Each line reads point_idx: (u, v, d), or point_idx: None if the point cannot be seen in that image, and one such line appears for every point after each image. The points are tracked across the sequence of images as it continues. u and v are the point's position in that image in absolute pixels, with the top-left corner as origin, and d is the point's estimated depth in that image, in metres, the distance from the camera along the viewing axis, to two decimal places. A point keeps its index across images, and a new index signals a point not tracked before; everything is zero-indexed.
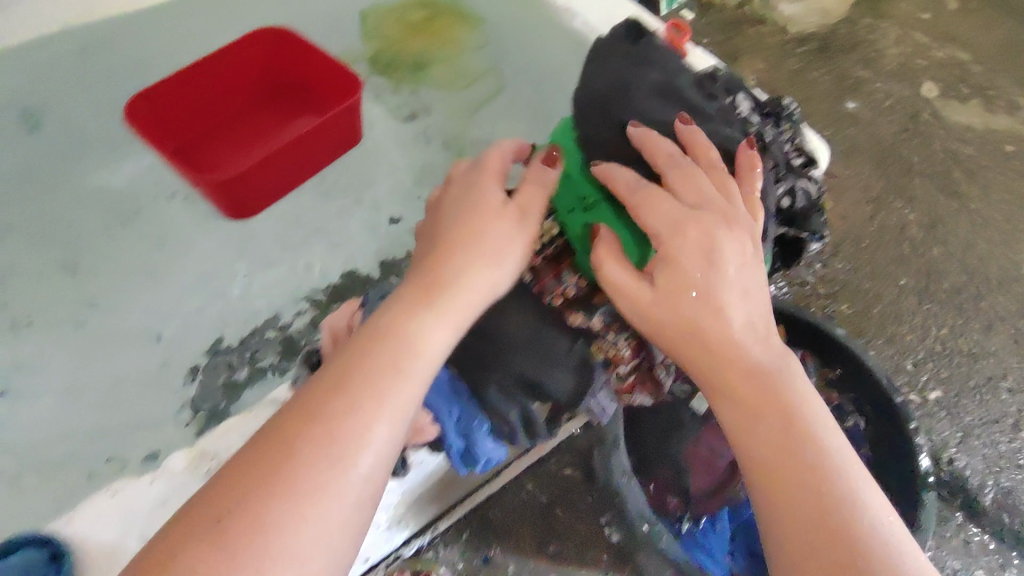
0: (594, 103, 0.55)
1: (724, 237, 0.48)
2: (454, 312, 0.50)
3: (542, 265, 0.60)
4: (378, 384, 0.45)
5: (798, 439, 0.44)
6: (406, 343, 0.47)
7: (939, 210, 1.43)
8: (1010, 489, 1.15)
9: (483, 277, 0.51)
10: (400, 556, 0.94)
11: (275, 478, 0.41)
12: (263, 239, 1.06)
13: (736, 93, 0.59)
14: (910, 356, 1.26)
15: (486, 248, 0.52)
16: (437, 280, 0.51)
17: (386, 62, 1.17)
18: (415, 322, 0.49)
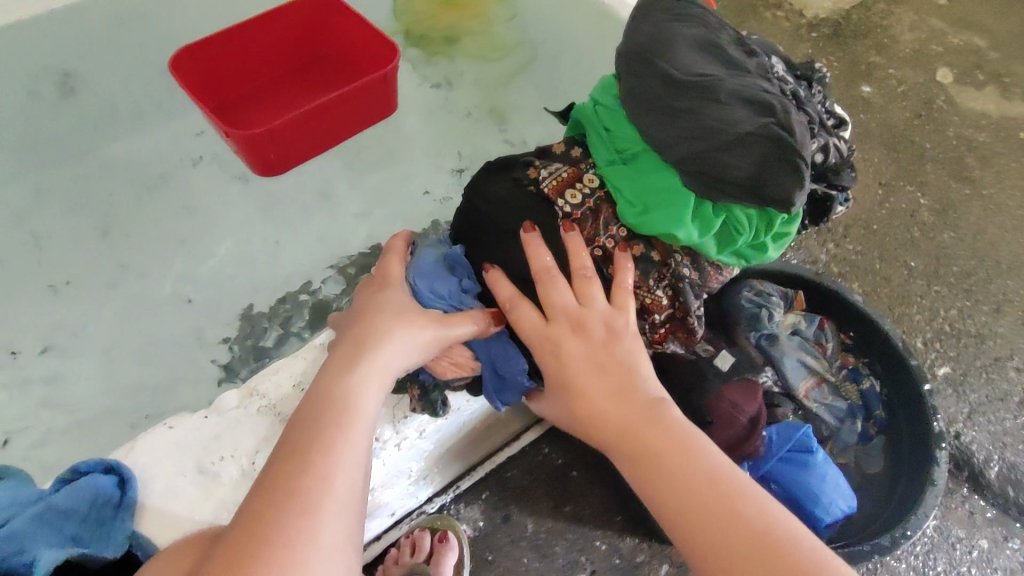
0: (637, 53, 0.57)
1: (569, 338, 0.58)
2: (376, 371, 0.55)
3: (583, 217, 0.60)
4: (325, 440, 0.50)
5: (678, 466, 0.52)
6: (337, 402, 0.52)
7: (951, 194, 1.45)
8: (1015, 463, 1.17)
9: (397, 342, 0.56)
10: (423, 512, 0.98)
11: (258, 532, 0.45)
12: (291, 207, 1.09)
13: (770, 56, 0.62)
14: (918, 335, 1.29)
15: (393, 324, 0.57)
16: (354, 358, 0.55)
17: (417, 38, 1.20)
18: (342, 390, 0.53)
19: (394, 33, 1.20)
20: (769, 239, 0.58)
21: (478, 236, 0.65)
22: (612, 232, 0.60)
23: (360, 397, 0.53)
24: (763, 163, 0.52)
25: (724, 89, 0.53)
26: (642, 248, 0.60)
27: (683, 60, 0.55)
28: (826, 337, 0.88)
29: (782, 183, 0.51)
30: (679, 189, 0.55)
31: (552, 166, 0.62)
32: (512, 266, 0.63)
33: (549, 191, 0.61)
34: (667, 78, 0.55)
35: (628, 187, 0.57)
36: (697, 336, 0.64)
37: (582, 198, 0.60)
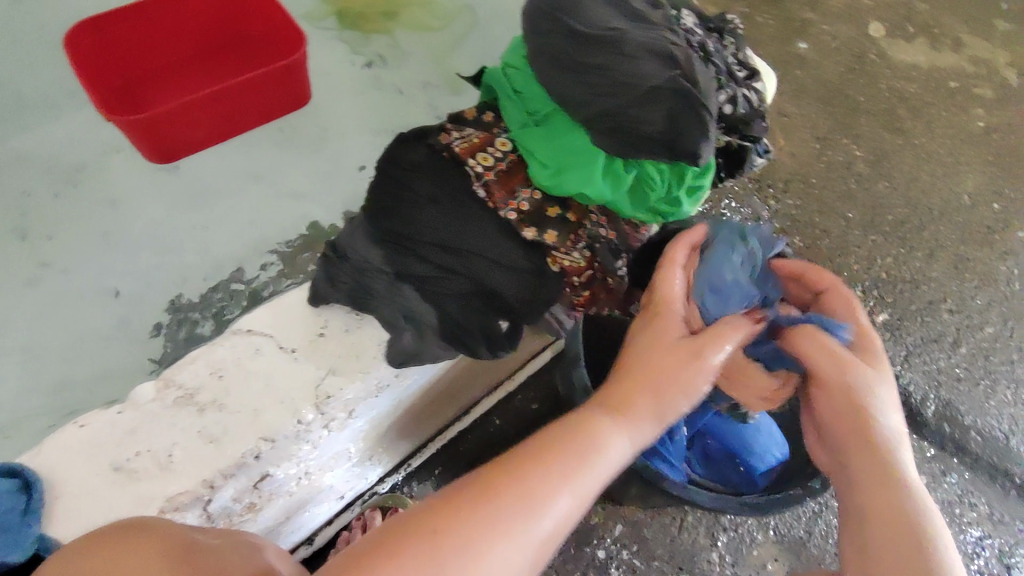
0: (543, 11, 0.55)
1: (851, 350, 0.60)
2: (635, 424, 0.56)
3: (493, 182, 0.57)
4: (574, 462, 0.52)
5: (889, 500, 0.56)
6: (591, 440, 0.54)
7: (884, 145, 1.49)
8: (949, 401, 1.22)
9: (676, 396, 0.56)
10: (375, 493, 0.99)
11: (496, 499, 0.49)
12: (220, 194, 1.06)
13: (677, 12, 0.61)
14: (857, 284, 1.32)
15: (681, 373, 0.56)
16: (627, 402, 0.56)
17: (350, 20, 1.19)
18: (599, 428, 0.54)
19: (326, 16, 1.19)
20: (683, 194, 0.58)
21: (395, 207, 0.59)
22: (526, 193, 0.57)
23: (610, 441, 0.54)
24: (672, 118, 0.51)
25: (629, 43, 0.52)
26: (556, 210, 0.57)
27: (586, 15, 0.54)
28: None
29: (690, 136, 0.51)
30: (590, 148, 0.54)
31: (463, 131, 0.60)
32: (428, 231, 0.57)
33: (460, 154, 0.58)
34: (571, 34, 0.53)
35: (541, 150, 0.56)
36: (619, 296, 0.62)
37: (494, 162, 0.58)
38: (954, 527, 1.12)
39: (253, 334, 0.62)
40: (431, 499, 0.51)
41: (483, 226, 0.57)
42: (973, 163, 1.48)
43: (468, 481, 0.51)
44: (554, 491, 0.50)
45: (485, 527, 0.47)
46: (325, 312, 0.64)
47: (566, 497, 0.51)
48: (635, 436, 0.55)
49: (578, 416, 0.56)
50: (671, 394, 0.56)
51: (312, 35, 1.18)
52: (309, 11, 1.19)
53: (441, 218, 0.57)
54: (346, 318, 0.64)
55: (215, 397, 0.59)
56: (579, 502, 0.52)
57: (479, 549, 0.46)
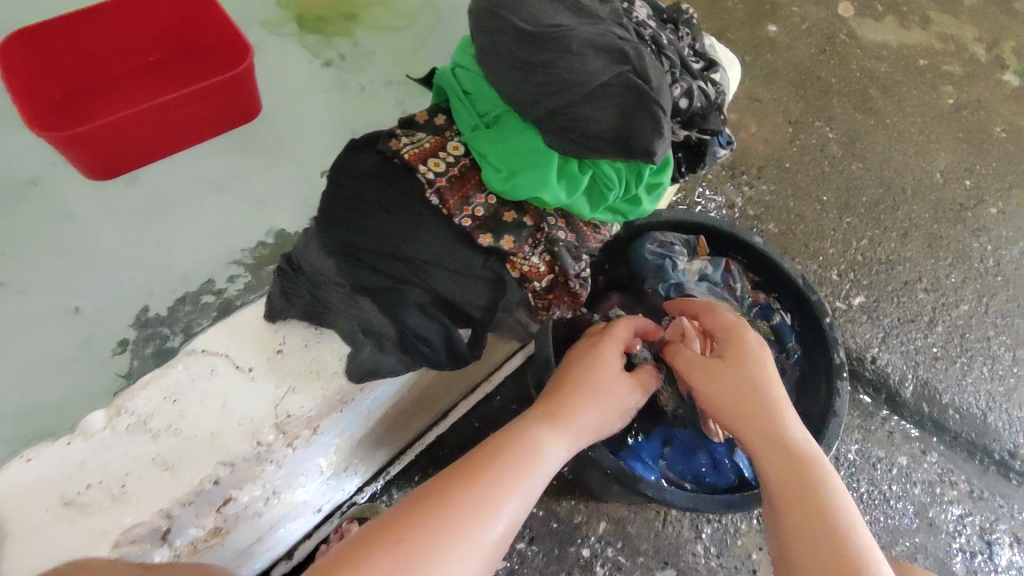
0: (489, 8, 0.53)
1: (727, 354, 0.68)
2: (567, 431, 0.64)
3: (446, 187, 0.55)
4: (518, 465, 0.59)
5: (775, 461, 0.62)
6: (530, 446, 0.61)
7: (856, 125, 1.48)
8: (927, 380, 1.23)
9: (595, 412, 0.66)
10: (354, 503, 0.97)
11: (453, 503, 0.54)
12: (180, 204, 1.03)
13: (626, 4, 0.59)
14: (833, 268, 1.32)
15: (599, 403, 0.67)
16: (558, 413, 0.64)
17: (310, 22, 1.16)
18: (536, 435, 0.62)
19: (284, 19, 1.15)
20: (643, 191, 0.56)
21: (347, 216, 0.57)
22: (481, 198, 0.55)
23: (547, 445, 0.62)
24: (625, 116, 0.50)
25: (576, 39, 0.50)
26: (513, 214, 0.55)
27: (532, 12, 0.52)
28: (734, 278, 0.88)
29: (643, 133, 0.50)
30: (544, 149, 0.53)
31: (413, 136, 0.58)
32: (379, 239, 0.55)
33: (410, 160, 0.56)
34: (518, 33, 0.51)
35: (493, 154, 0.54)
36: (583, 300, 0.60)
37: (446, 167, 0.56)
38: (935, 506, 1.13)
39: (207, 354, 0.60)
40: (385, 516, 0.55)
41: (437, 232, 0.55)
42: (945, 141, 1.48)
43: (419, 495, 0.56)
44: (503, 494, 0.56)
45: (445, 528, 0.53)
46: (283, 327, 0.62)
47: (516, 497, 0.57)
48: (568, 441, 0.63)
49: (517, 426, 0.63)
50: (592, 409, 0.66)
51: (272, 40, 1.15)
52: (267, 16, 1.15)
53: (393, 226, 0.55)
54: (305, 333, 0.62)
55: (170, 422, 0.57)
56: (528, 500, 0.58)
57: (440, 548, 0.52)
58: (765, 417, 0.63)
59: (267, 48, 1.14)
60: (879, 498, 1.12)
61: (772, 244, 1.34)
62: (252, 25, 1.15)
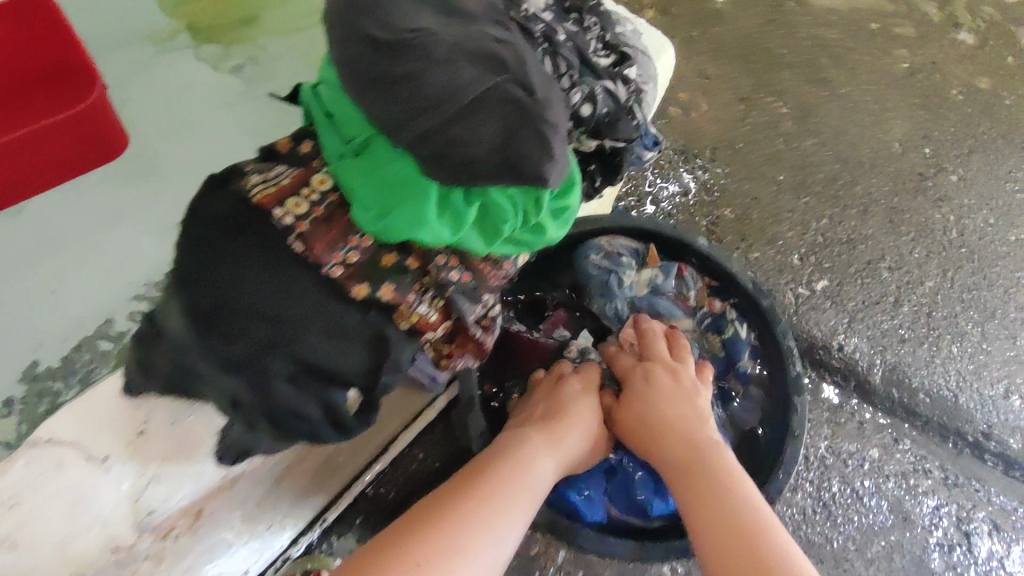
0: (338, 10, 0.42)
1: (661, 380, 0.74)
2: (559, 451, 0.68)
3: (311, 230, 0.46)
4: (515, 484, 0.62)
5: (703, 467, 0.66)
6: (526, 464, 0.65)
7: (808, 98, 1.41)
8: (896, 364, 1.17)
9: (578, 434, 0.71)
10: (288, 557, 0.84)
11: (457, 520, 0.57)
12: (67, 243, 0.92)
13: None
14: (793, 252, 1.26)
15: (579, 427, 0.72)
16: (549, 433, 0.69)
17: (205, 32, 1.03)
18: (531, 454, 0.66)
19: (176, 30, 1.02)
20: (546, 217, 0.48)
21: (195, 269, 0.46)
22: (354, 241, 0.46)
23: (541, 465, 0.66)
24: (510, 136, 0.41)
25: (442, 46, 0.40)
26: (392, 257, 0.46)
27: (383, 11, 0.41)
28: (687, 286, 0.82)
29: (533, 157, 0.41)
30: (419, 179, 0.44)
31: (273, 170, 0.48)
32: (233, 302, 0.45)
33: (261, 202, 0.46)
34: (371, 43, 0.41)
35: (362, 190, 0.45)
36: (490, 343, 0.52)
37: (308, 208, 0.46)
38: (910, 500, 1.08)
39: (54, 444, 0.50)
40: (387, 536, 0.57)
41: (303, 289, 0.45)
42: (900, 108, 1.42)
43: (420, 513, 0.59)
44: (503, 510, 0.60)
45: (449, 543, 0.55)
46: (144, 404, 0.52)
47: (515, 515, 0.60)
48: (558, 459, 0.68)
49: (515, 445, 0.67)
50: (575, 432, 0.71)
51: (164, 57, 1.02)
52: (154, 28, 1.01)
53: (249, 283, 0.45)
54: (174, 408, 0.52)
55: (4, 533, 0.47)
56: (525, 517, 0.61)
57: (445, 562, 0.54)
58: (693, 432, 0.69)
59: (160, 67, 1.02)
60: (853, 497, 1.07)
61: (728, 232, 1.27)
62: (137, 40, 1.01)
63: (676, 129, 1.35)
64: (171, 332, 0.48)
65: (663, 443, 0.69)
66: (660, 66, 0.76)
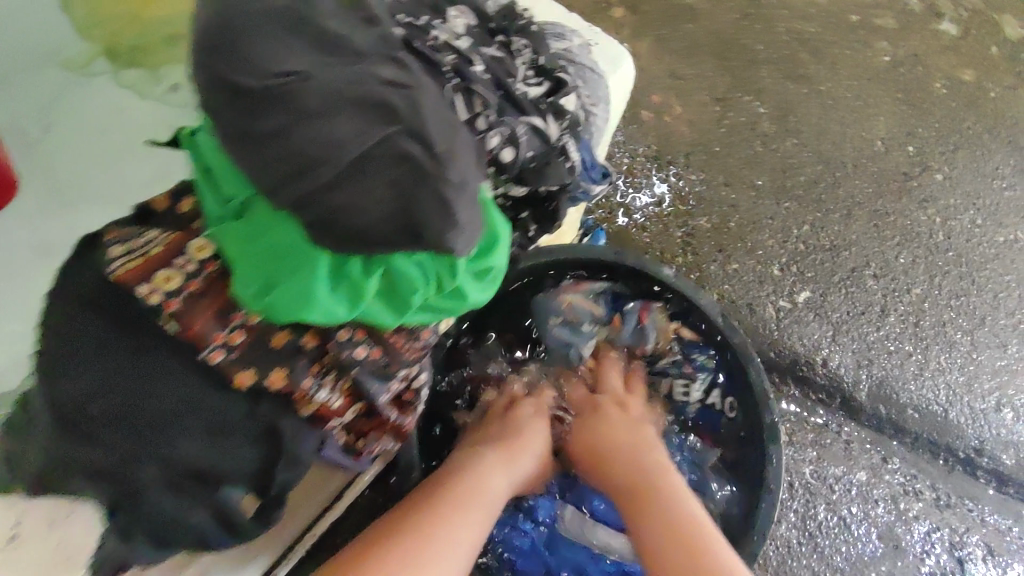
0: (196, 44, 0.35)
1: (609, 402, 0.74)
2: (512, 469, 0.66)
3: (185, 306, 0.39)
4: (466, 502, 0.60)
5: (649, 473, 0.65)
6: (478, 482, 0.63)
7: (787, 97, 1.34)
8: (882, 378, 1.11)
9: (532, 449, 0.69)
10: None
11: (408, 545, 0.55)
12: None
13: (414, 19, 0.43)
14: (774, 261, 1.19)
15: (533, 443, 0.70)
16: (500, 451, 0.67)
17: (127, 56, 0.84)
18: (483, 471, 0.64)
19: (91, 56, 0.83)
20: (467, 278, 0.41)
21: (52, 363, 0.38)
22: (233, 322, 0.39)
23: (493, 483, 0.64)
24: (409, 200, 0.34)
25: (317, 92, 0.33)
26: (284, 336, 0.40)
27: (241, 54, 0.33)
28: (647, 334, 0.77)
29: (432, 224, 0.34)
30: (305, 247, 0.36)
31: (135, 233, 0.41)
32: (84, 399, 0.38)
33: (121, 275, 0.38)
34: (230, 87, 0.33)
35: (243, 257, 0.38)
36: (409, 424, 0.48)
37: (182, 282, 0.39)
38: (900, 526, 1.02)
39: None
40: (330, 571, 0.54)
41: (173, 378, 0.38)
42: (883, 104, 1.35)
43: (370, 541, 0.56)
44: (455, 529, 0.58)
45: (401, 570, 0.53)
46: (16, 504, 0.45)
47: (466, 530, 0.58)
48: (511, 476, 0.66)
49: (466, 464, 0.65)
50: (528, 449, 0.69)
51: (82, 86, 0.85)
52: (66, 53, 0.83)
53: (112, 379, 0.38)
54: (49, 508, 0.46)
55: None
56: (476, 537, 0.59)
57: None
58: (638, 441, 0.69)
59: (78, 96, 0.84)
60: (839, 526, 1.01)
61: (705, 242, 1.20)
62: (46, 65, 0.83)
63: (649, 134, 1.28)
64: (36, 426, 0.41)
65: (612, 460, 0.68)
66: (613, 96, 0.68)
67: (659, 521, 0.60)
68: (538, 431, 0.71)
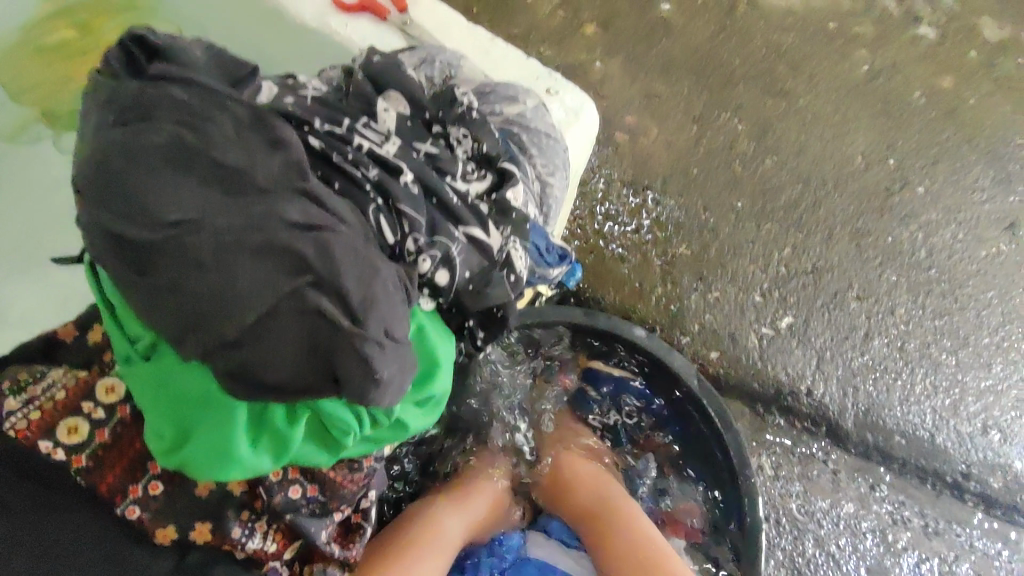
0: (81, 194, 0.32)
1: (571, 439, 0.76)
2: (466, 514, 0.69)
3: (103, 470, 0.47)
4: (413, 551, 0.63)
5: (613, 510, 0.71)
6: (427, 532, 0.65)
7: (764, 113, 1.28)
8: (869, 406, 1.09)
9: (486, 492, 0.71)
10: None
11: None
12: None
13: (333, 125, 0.39)
14: (755, 289, 1.14)
15: (486, 484, 0.72)
16: (451, 498, 0.69)
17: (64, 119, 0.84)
18: (432, 519, 0.66)
19: (27, 121, 0.84)
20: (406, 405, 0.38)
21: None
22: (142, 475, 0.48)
23: (444, 530, 0.66)
24: (326, 354, 0.31)
25: (208, 246, 0.30)
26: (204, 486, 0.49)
27: (134, 198, 0.30)
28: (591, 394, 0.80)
29: (349, 378, 0.32)
30: (222, 397, 0.34)
31: (42, 378, 0.50)
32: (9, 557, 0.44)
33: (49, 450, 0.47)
34: (117, 243, 0.31)
35: (155, 408, 0.35)
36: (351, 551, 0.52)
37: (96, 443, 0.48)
38: (888, 559, 1.01)
39: None
40: None
41: (85, 525, 0.46)
42: (863, 117, 1.29)
43: None
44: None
45: None
46: None
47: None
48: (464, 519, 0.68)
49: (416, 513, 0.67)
50: (480, 493, 0.71)
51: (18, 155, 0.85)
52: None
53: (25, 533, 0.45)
54: None
55: None
56: None
57: None
58: (598, 475, 0.73)
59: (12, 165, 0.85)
60: (825, 560, 1.01)
61: (685, 270, 1.15)
62: None
63: (624, 158, 1.23)
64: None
65: (575, 495, 0.72)
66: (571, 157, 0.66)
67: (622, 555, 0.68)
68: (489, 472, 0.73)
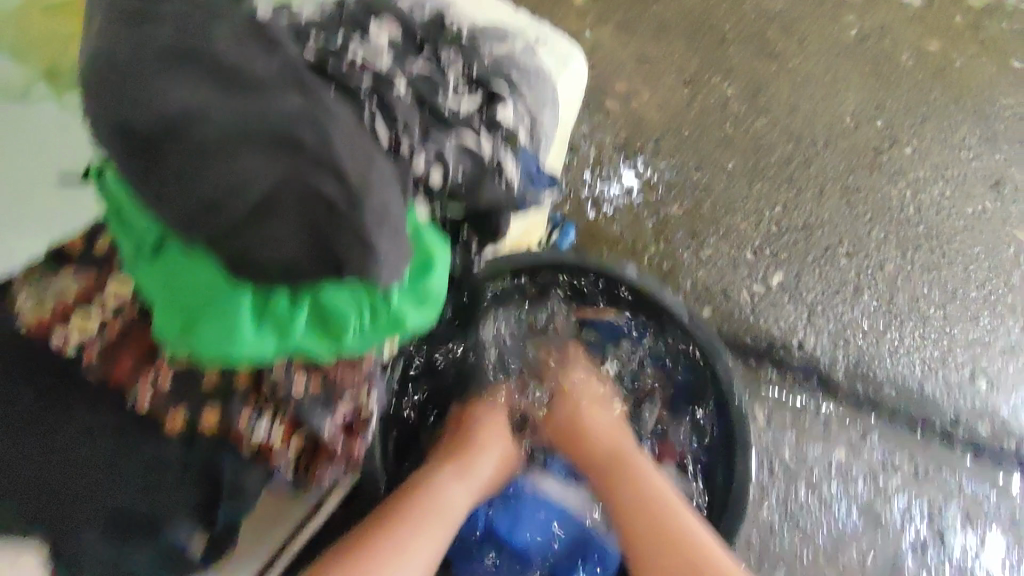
0: (87, 87, 0.34)
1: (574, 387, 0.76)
2: (471, 478, 0.66)
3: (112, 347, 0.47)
4: (421, 510, 0.61)
5: (622, 463, 0.68)
6: (432, 492, 0.63)
7: (756, 76, 1.30)
8: (860, 357, 1.11)
9: (492, 450, 0.70)
10: None
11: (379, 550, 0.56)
12: None
13: (329, 41, 0.42)
14: (748, 245, 1.16)
15: (493, 441, 0.71)
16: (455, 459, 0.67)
17: None
18: (438, 481, 0.64)
19: None
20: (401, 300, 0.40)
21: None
22: None
23: (452, 491, 0.64)
24: (321, 237, 0.33)
25: (210, 130, 0.32)
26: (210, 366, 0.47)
27: (135, 92, 0.32)
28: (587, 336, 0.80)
29: (345, 260, 0.33)
30: (225, 282, 0.36)
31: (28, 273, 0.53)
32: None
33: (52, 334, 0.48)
34: (119, 128, 0.32)
35: (164, 297, 0.37)
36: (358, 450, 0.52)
37: None
38: (880, 501, 1.04)
39: None
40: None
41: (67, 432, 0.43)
42: (852, 79, 1.31)
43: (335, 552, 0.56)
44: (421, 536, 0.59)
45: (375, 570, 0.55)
46: None
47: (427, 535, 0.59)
48: (470, 484, 0.66)
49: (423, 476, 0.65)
50: (485, 450, 0.69)
51: None
52: None
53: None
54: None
55: None
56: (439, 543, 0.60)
57: None
58: (606, 429, 0.71)
59: None
60: (818, 505, 1.03)
61: (678, 228, 1.17)
62: None
63: (617, 122, 1.25)
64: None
65: (584, 449, 0.71)
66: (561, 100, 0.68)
67: (633, 507, 0.65)
68: (496, 428, 0.72)
